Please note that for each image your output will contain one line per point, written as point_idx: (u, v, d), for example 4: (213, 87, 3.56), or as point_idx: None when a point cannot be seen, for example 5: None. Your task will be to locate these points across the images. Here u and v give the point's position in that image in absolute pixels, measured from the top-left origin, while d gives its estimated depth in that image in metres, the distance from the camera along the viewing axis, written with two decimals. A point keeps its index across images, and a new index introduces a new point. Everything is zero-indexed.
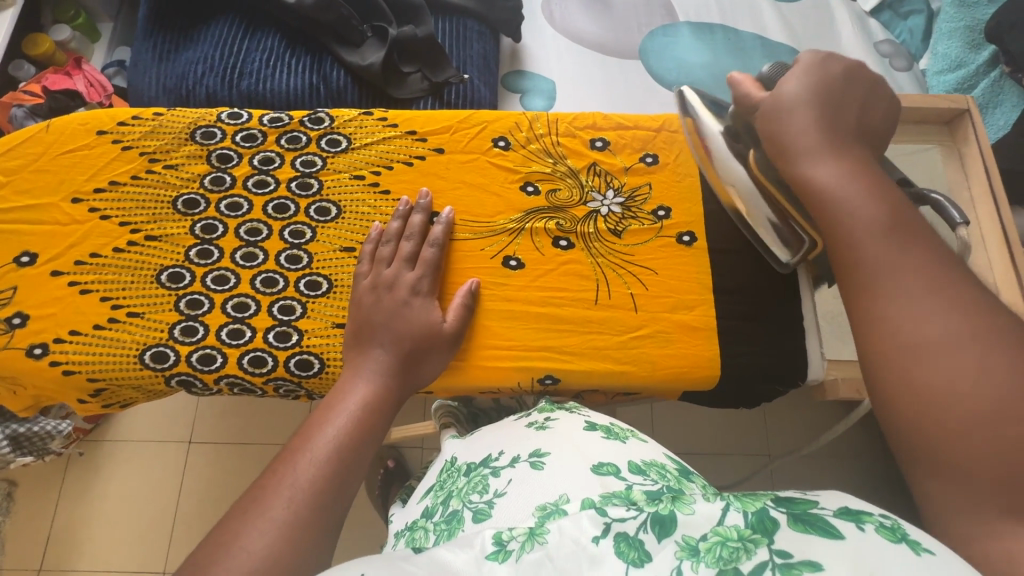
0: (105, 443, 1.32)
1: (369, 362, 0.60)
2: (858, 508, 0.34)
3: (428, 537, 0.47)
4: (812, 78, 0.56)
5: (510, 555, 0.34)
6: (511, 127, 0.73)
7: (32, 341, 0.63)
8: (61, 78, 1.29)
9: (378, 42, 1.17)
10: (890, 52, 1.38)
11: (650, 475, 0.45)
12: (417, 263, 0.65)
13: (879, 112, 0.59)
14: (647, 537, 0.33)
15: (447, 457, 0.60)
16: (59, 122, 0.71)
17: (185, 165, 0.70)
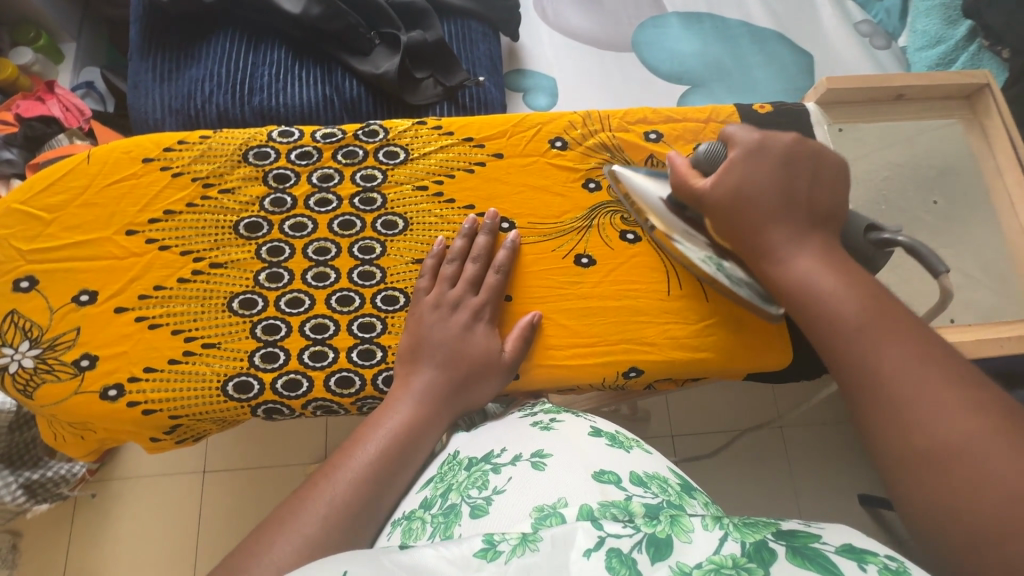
0: (116, 482, 1.32)
1: (416, 382, 0.59)
2: (862, 547, 0.33)
3: (424, 531, 0.45)
4: (756, 170, 0.59)
5: (500, 555, 0.33)
6: (567, 126, 0.74)
7: (105, 382, 0.61)
8: (33, 105, 1.36)
9: (388, 48, 1.15)
10: (869, 31, 1.44)
11: (651, 489, 0.43)
12: (480, 288, 0.65)
13: (830, 182, 0.60)
14: (641, 557, 0.33)
15: (449, 450, 0.55)
16: (99, 151, 0.68)
17: (241, 188, 0.68)
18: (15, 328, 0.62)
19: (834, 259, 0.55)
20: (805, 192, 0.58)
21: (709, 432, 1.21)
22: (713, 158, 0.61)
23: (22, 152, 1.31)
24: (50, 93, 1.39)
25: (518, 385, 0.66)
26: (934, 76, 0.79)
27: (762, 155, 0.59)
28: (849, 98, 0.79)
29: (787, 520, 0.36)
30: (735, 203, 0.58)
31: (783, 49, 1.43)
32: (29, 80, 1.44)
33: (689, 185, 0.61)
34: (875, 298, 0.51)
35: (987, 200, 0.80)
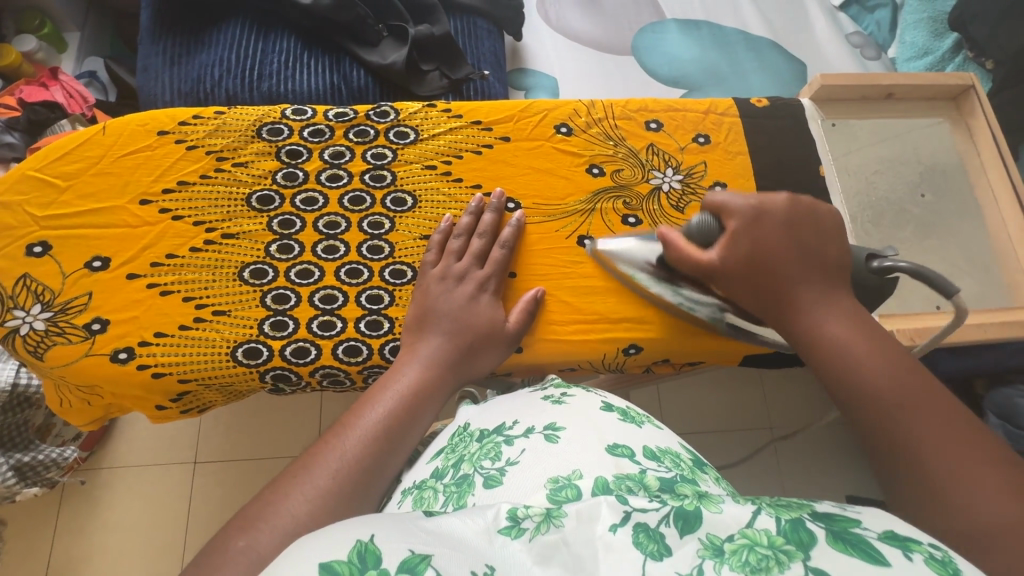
0: (105, 472, 1.35)
1: (425, 349, 0.61)
2: (906, 534, 0.33)
3: (437, 499, 0.47)
4: (762, 235, 0.59)
5: (524, 533, 0.34)
6: (571, 113, 0.76)
7: (116, 346, 0.62)
8: (36, 90, 1.37)
9: (395, 41, 1.18)
10: (861, 42, 1.49)
11: (665, 463, 0.45)
12: (485, 261, 0.67)
13: (835, 233, 0.61)
14: (669, 531, 0.33)
15: (460, 423, 0.59)
16: (115, 123, 0.70)
17: (254, 162, 0.70)
18: (28, 291, 0.63)
19: (859, 318, 0.54)
20: (818, 251, 0.58)
21: (701, 426, 1.24)
22: (705, 228, 0.62)
23: (24, 136, 1.32)
24: (54, 79, 1.40)
25: (522, 359, 0.68)
26: (922, 77, 0.83)
27: (767, 218, 0.60)
28: (842, 95, 0.83)
29: (823, 503, 0.36)
30: (753, 269, 0.58)
31: (777, 57, 1.47)
32: (32, 68, 1.45)
33: (699, 264, 0.61)
34: (905, 361, 0.50)
35: (971, 195, 0.83)
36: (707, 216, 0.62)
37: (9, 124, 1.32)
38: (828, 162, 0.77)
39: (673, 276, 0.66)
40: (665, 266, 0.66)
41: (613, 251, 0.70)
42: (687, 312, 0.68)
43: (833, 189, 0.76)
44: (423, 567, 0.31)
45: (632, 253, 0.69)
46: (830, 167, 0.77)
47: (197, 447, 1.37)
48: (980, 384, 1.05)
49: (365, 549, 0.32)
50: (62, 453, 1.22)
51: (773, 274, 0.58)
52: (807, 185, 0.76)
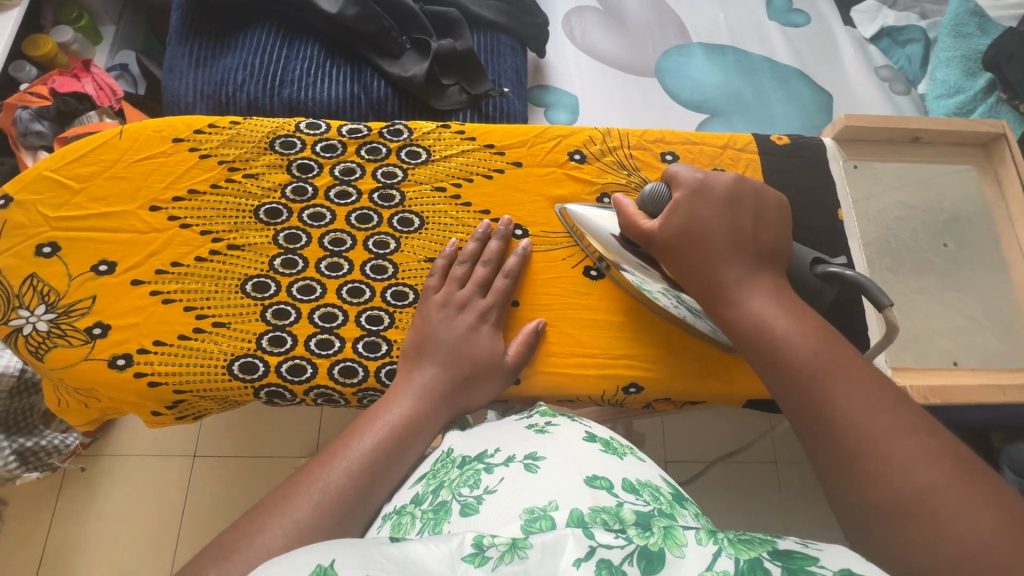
0: (104, 461, 1.36)
1: (420, 378, 0.60)
2: (862, 573, 0.31)
3: (414, 525, 0.45)
4: (700, 210, 0.57)
5: (487, 561, 0.32)
6: (586, 140, 0.75)
7: (115, 352, 0.63)
8: (68, 81, 1.42)
9: (418, 54, 1.19)
10: (889, 76, 1.47)
11: (643, 496, 0.43)
12: (488, 291, 0.66)
13: (776, 219, 0.58)
14: (630, 571, 0.32)
15: (445, 448, 0.56)
16: (132, 128, 0.70)
17: (265, 174, 0.70)
18: (34, 292, 0.64)
19: (784, 299, 0.52)
20: (752, 230, 0.56)
21: (704, 461, 1.21)
22: (655, 200, 0.59)
23: (54, 126, 1.37)
24: (86, 72, 1.46)
25: (518, 391, 0.66)
26: (951, 122, 0.80)
27: (708, 193, 0.57)
28: (866, 136, 0.81)
29: (784, 539, 0.35)
30: (686, 241, 0.56)
31: (805, 87, 1.45)
32: (67, 58, 1.50)
33: (638, 229, 0.59)
34: (828, 341, 0.49)
35: (996, 247, 0.80)
36: (661, 185, 0.60)
37: (38, 113, 1.37)
38: (847, 206, 0.75)
39: (633, 251, 0.63)
40: (627, 242, 0.63)
41: (577, 216, 0.68)
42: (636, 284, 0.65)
43: (851, 234, 0.74)
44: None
45: (597, 224, 0.66)
46: (849, 211, 0.75)
47: (197, 443, 1.38)
48: (997, 438, 1.01)
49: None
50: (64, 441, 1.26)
51: (702, 249, 0.55)
52: (824, 227, 0.73)
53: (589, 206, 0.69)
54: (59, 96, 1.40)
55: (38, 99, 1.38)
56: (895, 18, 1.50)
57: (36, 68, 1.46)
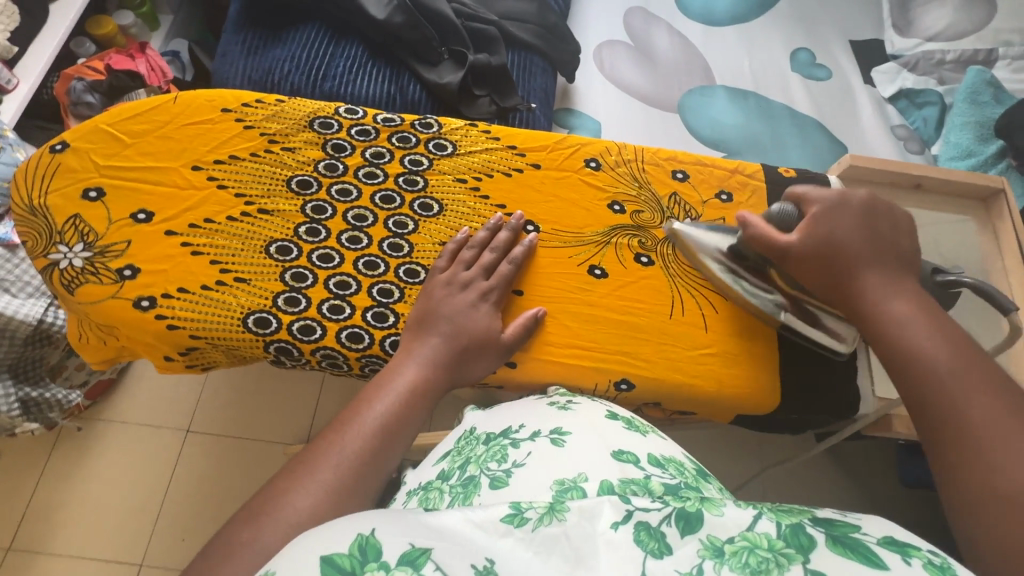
0: (102, 423, 1.43)
1: (423, 348, 0.63)
2: (905, 541, 0.38)
3: (442, 499, 0.52)
4: (840, 221, 0.65)
5: (526, 522, 0.37)
6: (603, 150, 0.79)
7: (141, 294, 0.67)
8: (122, 59, 1.70)
9: (454, 64, 1.27)
10: (904, 136, 1.52)
11: (669, 470, 0.49)
12: (492, 275, 0.69)
13: (906, 229, 0.67)
14: (669, 531, 0.37)
15: (466, 427, 0.64)
16: (185, 95, 0.76)
17: (301, 149, 0.75)
18: (75, 230, 0.69)
19: (922, 301, 0.61)
20: (887, 241, 0.65)
21: None
22: (783, 217, 0.67)
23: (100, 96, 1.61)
24: (141, 53, 1.74)
25: (512, 374, 0.69)
26: (953, 173, 0.84)
27: (846, 207, 0.66)
28: (871, 178, 0.84)
29: (825, 510, 0.41)
30: (828, 249, 0.64)
31: (821, 137, 1.52)
32: (124, 39, 1.81)
33: (773, 242, 0.66)
34: (960, 343, 0.57)
35: (990, 298, 0.82)
36: (787, 206, 0.68)
37: (89, 85, 1.63)
38: None
39: (746, 270, 0.71)
40: (739, 259, 0.71)
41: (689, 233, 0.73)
42: (759, 294, 0.70)
43: None
44: (424, 560, 0.34)
45: (710, 246, 0.72)
46: None
47: (193, 416, 1.43)
48: None
49: (366, 543, 0.35)
50: (66, 397, 1.34)
51: (845, 256, 0.63)
52: None
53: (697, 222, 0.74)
54: (114, 72, 1.66)
55: (92, 73, 1.67)
56: (914, 81, 1.55)
57: (93, 44, 1.77)
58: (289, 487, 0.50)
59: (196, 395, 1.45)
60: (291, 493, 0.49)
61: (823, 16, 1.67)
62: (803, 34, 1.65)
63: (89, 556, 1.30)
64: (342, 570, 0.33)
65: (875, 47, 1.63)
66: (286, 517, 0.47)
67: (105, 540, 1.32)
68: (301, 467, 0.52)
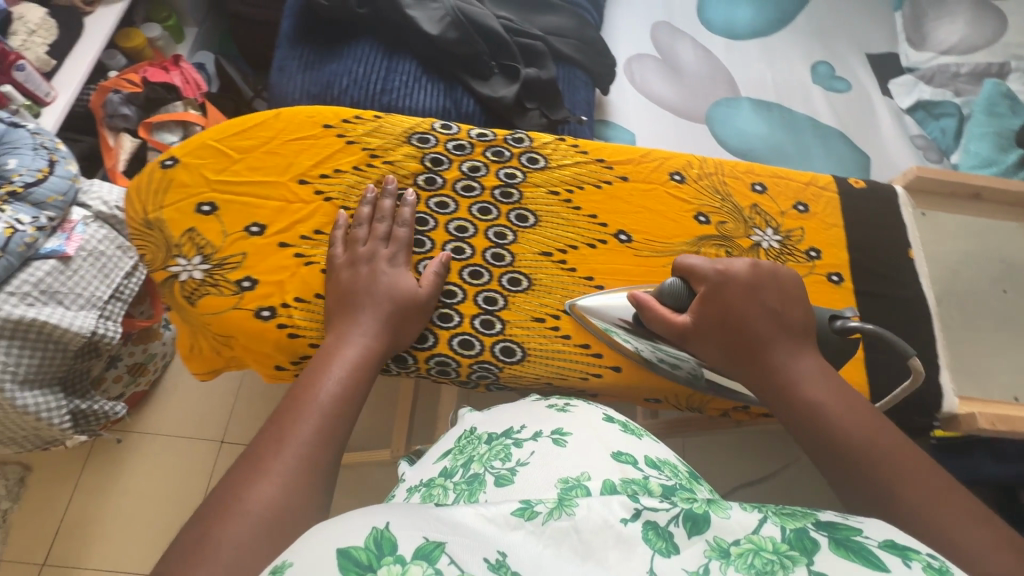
0: (136, 435, 1.57)
1: (357, 325, 0.65)
2: (906, 545, 0.39)
3: (447, 494, 0.55)
4: (730, 304, 0.65)
5: (537, 516, 0.40)
6: (685, 164, 0.83)
7: (260, 304, 0.70)
8: (158, 72, 1.72)
9: (505, 78, 1.31)
10: (923, 145, 1.59)
11: (664, 471, 0.53)
12: (392, 241, 0.72)
13: (795, 295, 0.67)
14: (677, 531, 0.39)
15: (466, 427, 0.69)
16: (287, 111, 0.79)
17: (401, 163, 0.78)
18: (192, 243, 0.71)
19: (827, 377, 0.61)
20: (780, 313, 0.65)
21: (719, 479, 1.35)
22: (676, 292, 0.67)
23: (137, 109, 1.70)
24: (175, 65, 1.76)
25: (617, 378, 0.73)
26: (1009, 182, 0.89)
27: (729, 285, 0.66)
28: (934, 188, 0.89)
29: (827, 513, 0.43)
30: (728, 331, 0.64)
31: (844, 147, 1.58)
32: (152, 52, 1.84)
33: (671, 323, 0.66)
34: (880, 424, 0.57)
35: None
36: (677, 280, 0.68)
37: (126, 98, 1.67)
38: (917, 246, 0.82)
39: (653, 340, 0.70)
40: (640, 329, 0.70)
41: (590, 309, 0.72)
42: (640, 355, 0.72)
43: (920, 273, 0.81)
44: (438, 554, 0.36)
45: (613, 317, 0.71)
46: (919, 251, 0.82)
47: (226, 428, 1.58)
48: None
49: (381, 536, 0.37)
50: (111, 408, 1.43)
51: (746, 340, 0.63)
52: (893, 261, 0.81)
53: (598, 294, 0.73)
54: (150, 85, 1.70)
55: (128, 85, 1.68)
56: (931, 93, 1.59)
57: (124, 57, 1.80)
58: (249, 479, 0.50)
59: (228, 409, 1.61)
60: (249, 485, 0.49)
61: (839, 30, 1.74)
62: (821, 48, 1.71)
63: (121, 569, 1.41)
64: (359, 563, 0.36)
65: (889, 61, 1.70)
66: (248, 509, 0.47)
67: (138, 550, 1.43)
68: (258, 459, 0.52)
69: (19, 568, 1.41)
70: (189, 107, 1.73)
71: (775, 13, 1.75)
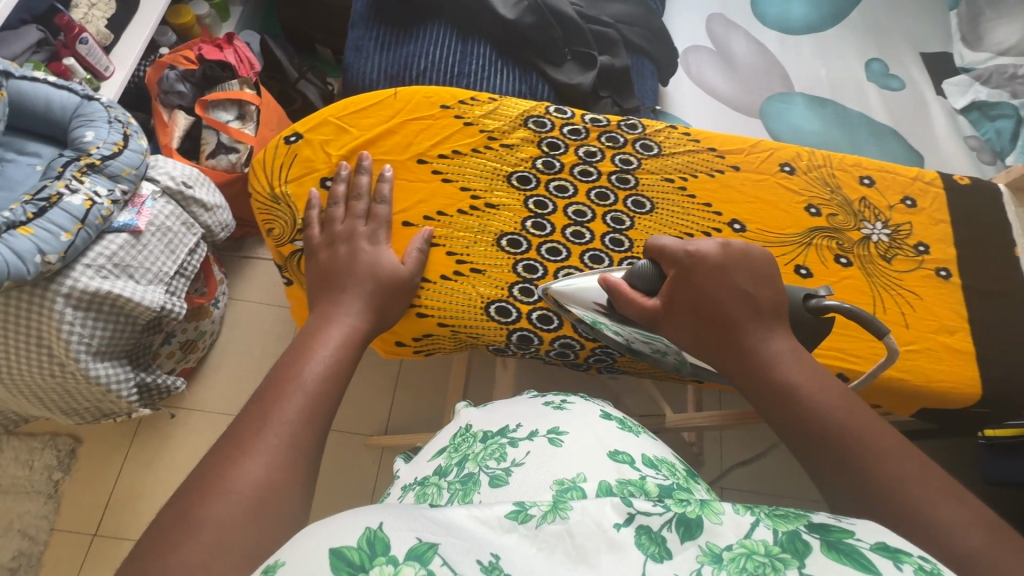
0: (184, 410, 1.56)
1: (338, 309, 0.65)
2: (896, 547, 0.39)
3: (442, 494, 0.55)
4: (699, 289, 0.63)
5: (530, 519, 0.40)
6: (795, 156, 0.84)
7: None
8: (213, 49, 1.71)
9: (580, 65, 1.31)
10: (976, 147, 1.56)
11: (662, 471, 0.53)
12: (370, 219, 0.72)
13: (765, 275, 0.65)
14: (670, 536, 0.39)
15: (463, 423, 0.66)
16: (405, 91, 0.80)
17: (519, 146, 0.79)
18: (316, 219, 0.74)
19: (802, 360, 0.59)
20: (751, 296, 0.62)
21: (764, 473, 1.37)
22: (647, 276, 0.65)
23: (191, 87, 1.67)
24: (229, 43, 1.74)
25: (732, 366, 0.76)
26: None
27: (697, 268, 0.64)
28: None
29: (821, 515, 0.42)
30: (699, 317, 0.62)
31: (897, 145, 1.57)
32: (200, 29, 1.84)
33: (643, 307, 0.64)
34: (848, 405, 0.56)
35: None
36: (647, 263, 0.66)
37: (182, 75, 1.66)
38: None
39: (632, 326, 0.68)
40: (615, 314, 0.67)
41: (563, 294, 0.69)
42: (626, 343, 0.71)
43: None
44: (430, 555, 0.36)
45: (587, 300, 0.68)
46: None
47: None
48: None
49: (374, 536, 0.37)
50: (172, 383, 1.45)
51: (721, 323, 0.61)
52: (998, 257, 0.82)
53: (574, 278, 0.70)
54: (206, 63, 1.68)
55: (185, 62, 1.69)
56: (988, 94, 1.57)
57: (174, 34, 1.79)
58: (230, 459, 0.48)
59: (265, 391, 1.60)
60: (232, 465, 0.48)
61: (896, 28, 1.72)
62: (875, 46, 1.70)
63: None
64: (351, 563, 0.36)
65: (944, 61, 1.68)
66: (233, 489, 0.46)
67: None
68: (241, 437, 0.50)
69: (70, 538, 1.41)
70: (244, 86, 1.65)
71: (831, 9, 1.74)
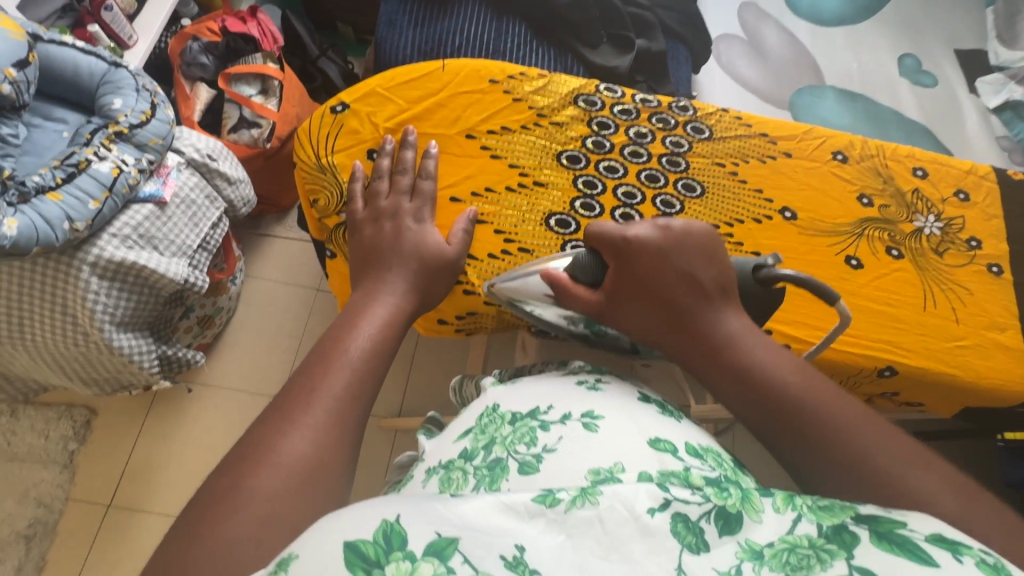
0: (200, 386, 1.55)
1: (381, 283, 0.63)
2: (954, 539, 0.36)
3: (467, 481, 0.50)
4: (643, 276, 0.61)
5: (558, 503, 0.38)
6: (847, 144, 0.82)
7: None
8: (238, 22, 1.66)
9: (616, 48, 1.28)
10: (1008, 147, 1.53)
11: (706, 462, 0.50)
12: (415, 195, 0.71)
13: (713, 251, 0.62)
14: (708, 528, 0.37)
15: (489, 401, 0.60)
16: (454, 65, 0.79)
17: (568, 125, 0.77)
18: None
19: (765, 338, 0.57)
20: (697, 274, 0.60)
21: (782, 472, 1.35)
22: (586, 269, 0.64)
23: (214, 59, 1.63)
24: (252, 16, 1.70)
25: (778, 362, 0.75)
26: None
27: (639, 252, 0.62)
28: None
29: (869, 507, 0.39)
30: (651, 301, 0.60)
31: (928, 142, 1.54)
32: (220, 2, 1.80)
33: (586, 302, 0.63)
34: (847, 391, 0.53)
35: None
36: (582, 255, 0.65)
37: (204, 47, 1.63)
38: None
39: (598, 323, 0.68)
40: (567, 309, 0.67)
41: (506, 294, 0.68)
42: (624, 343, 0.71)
43: None
44: (451, 552, 0.33)
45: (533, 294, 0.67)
46: None
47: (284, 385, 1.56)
48: None
49: (391, 529, 0.34)
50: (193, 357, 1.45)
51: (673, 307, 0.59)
52: None
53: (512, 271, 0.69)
54: (230, 36, 1.64)
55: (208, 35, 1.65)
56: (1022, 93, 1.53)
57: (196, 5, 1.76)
58: (278, 429, 0.47)
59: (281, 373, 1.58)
60: (280, 436, 0.46)
61: (931, 23, 1.68)
62: (909, 41, 1.66)
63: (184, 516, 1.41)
64: (366, 559, 0.33)
65: (977, 58, 1.64)
66: (283, 460, 0.44)
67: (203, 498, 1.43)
68: (288, 408, 0.48)
69: (85, 509, 1.40)
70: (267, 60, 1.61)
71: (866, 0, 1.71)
